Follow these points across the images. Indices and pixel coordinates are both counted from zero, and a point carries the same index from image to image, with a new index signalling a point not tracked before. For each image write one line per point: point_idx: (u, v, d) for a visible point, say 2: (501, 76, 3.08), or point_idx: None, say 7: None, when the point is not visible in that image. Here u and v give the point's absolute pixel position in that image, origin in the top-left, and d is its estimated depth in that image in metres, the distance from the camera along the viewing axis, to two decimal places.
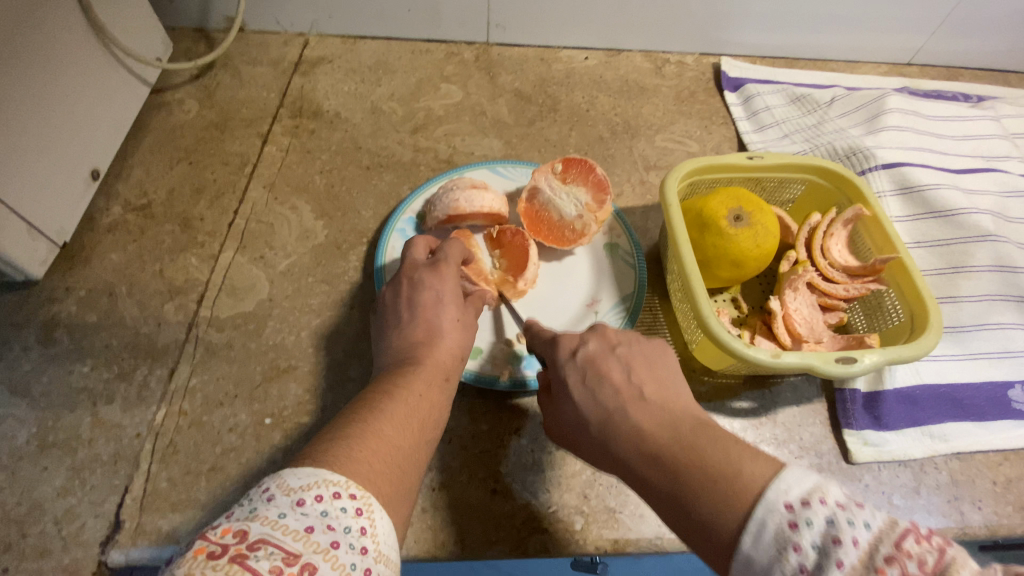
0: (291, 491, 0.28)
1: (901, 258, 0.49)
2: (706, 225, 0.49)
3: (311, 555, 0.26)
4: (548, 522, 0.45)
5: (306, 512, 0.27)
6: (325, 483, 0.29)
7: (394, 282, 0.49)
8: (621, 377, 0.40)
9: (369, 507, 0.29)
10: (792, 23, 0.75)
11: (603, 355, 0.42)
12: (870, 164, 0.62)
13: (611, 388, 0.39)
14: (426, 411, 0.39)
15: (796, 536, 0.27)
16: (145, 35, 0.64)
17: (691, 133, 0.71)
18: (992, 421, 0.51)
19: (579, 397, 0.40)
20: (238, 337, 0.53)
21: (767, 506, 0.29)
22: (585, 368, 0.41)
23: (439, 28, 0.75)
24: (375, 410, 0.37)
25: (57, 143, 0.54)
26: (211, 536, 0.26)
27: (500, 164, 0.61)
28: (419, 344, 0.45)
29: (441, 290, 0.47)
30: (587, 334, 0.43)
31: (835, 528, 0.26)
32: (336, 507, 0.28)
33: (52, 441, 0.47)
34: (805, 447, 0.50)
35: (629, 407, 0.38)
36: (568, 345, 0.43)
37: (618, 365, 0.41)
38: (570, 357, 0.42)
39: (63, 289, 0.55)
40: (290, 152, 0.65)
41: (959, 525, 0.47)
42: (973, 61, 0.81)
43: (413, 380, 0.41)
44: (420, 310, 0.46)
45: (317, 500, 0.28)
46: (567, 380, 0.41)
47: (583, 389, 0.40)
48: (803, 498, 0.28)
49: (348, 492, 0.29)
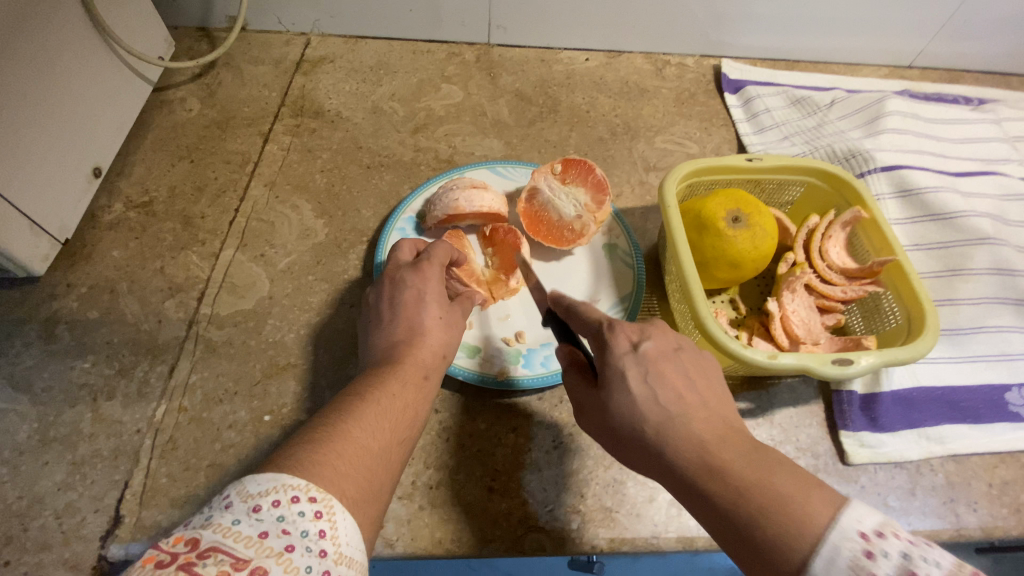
0: (249, 497, 0.28)
1: (899, 260, 0.49)
2: (704, 226, 0.50)
3: (263, 560, 0.26)
4: (545, 520, 0.45)
5: (261, 518, 0.27)
6: (284, 487, 0.29)
7: (378, 283, 0.48)
8: (684, 384, 0.37)
9: (330, 509, 0.29)
10: (792, 25, 0.75)
11: (665, 356, 0.38)
12: (869, 166, 0.62)
13: (670, 389, 0.37)
14: (399, 413, 0.39)
15: (872, 564, 0.27)
16: (148, 33, 0.65)
17: (691, 134, 0.71)
18: (988, 424, 0.51)
19: (640, 398, 0.37)
20: (238, 334, 0.53)
21: (842, 532, 0.29)
22: (646, 367, 0.37)
23: (441, 28, 0.75)
24: (346, 413, 0.37)
25: (59, 140, 0.54)
26: (162, 545, 0.25)
27: (500, 164, 0.62)
28: (401, 342, 0.44)
29: (422, 290, 0.46)
30: (648, 330, 0.40)
31: (908, 560, 0.28)
32: (294, 511, 0.28)
33: (53, 436, 0.48)
34: (802, 448, 0.50)
35: (690, 417, 0.36)
36: (628, 336, 0.39)
37: (676, 366, 0.38)
38: (631, 349, 0.38)
39: (65, 285, 0.55)
40: (291, 151, 0.66)
41: (954, 526, 0.48)
42: (973, 65, 0.81)
43: (388, 380, 0.40)
44: (401, 310, 0.46)
45: (273, 504, 0.28)
46: (624, 373, 0.37)
47: (642, 386, 0.37)
48: (877, 529, 0.29)
49: (307, 495, 0.29)
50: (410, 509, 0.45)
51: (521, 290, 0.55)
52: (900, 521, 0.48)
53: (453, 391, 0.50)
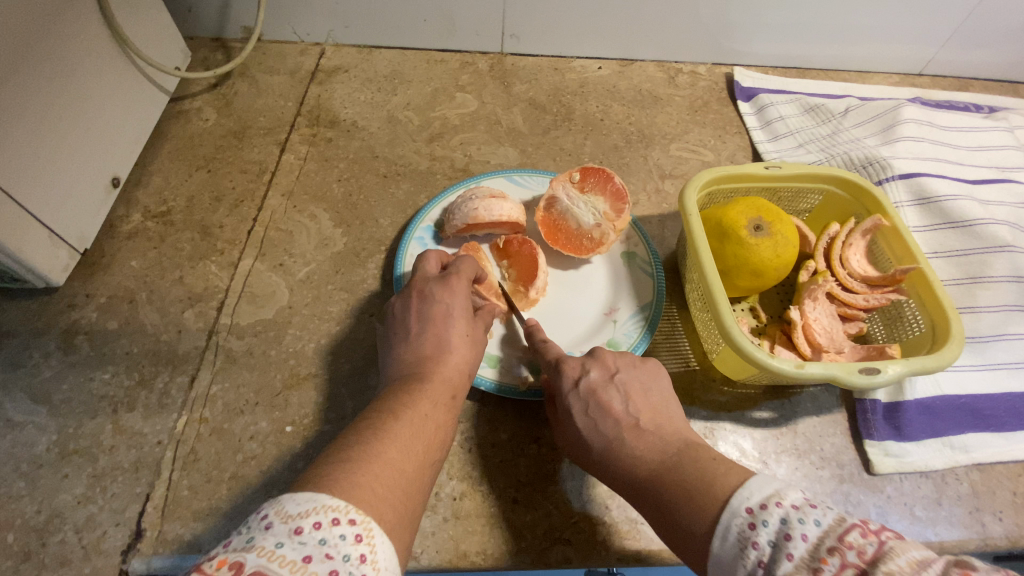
0: (290, 518, 0.28)
1: (922, 268, 0.49)
2: (725, 234, 0.50)
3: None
4: (570, 532, 0.45)
5: (304, 541, 0.27)
6: (324, 509, 0.29)
7: (403, 295, 0.48)
8: (622, 407, 0.43)
9: (369, 532, 0.29)
10: (805, 34, 0.75)
11: (604, 384, 0.44)
12: (887, 174, 0.63)
13: (608, 416, 0.42)
14: (430, 433, 0.39)
15: (753, 534, 0.31)
16: (165, 45, 0.65)
17: (706, 142, 0.71)
18: (1011, 432, 0.51)
19: (583, 427, 0.43)
20: (258, 344, 0.53)
21: (731, 512, 0.33)
22: (588, 400, 0.43)
23: (455, 37, 0.75)
24: (380, 432, 0.36)
25: (79, 151, 0.54)
26: (206, 568, 0.25)
27: (517, 173, 0.62)
28: (427, 357, 0.44)
29: (450, 305, 0.47)
30: (589, 362, 0.45)
31: (787, 525, 0.30)
32: (335, 534, 0.28)
33: (73, 449, 0.47)
34: (826, 458, 0.50)
35: (625, 436, 0.41)
36: (571, 373, 0.45)
37: (608, 391, 0.43)
38: (574, 386, 0.44)
39: (84, 295, 0.55)
40: (308, 161, 0.66)
41: (981, 537, 0.47)
42: (984, 72, 0.82)
43: (418, 399, 0.40)
44: (429, 323, 0.46)
45: (315, 527, 0.28)
46: (570, 408, 0.44)
47: (584, 416, 0.43)
48: (762, 502, 0.32)
49: (347, 517, 0.29)
50: (434, 520, 0.45)
51: (539, 301, 0.55)
52: (927, 532, 0.47)
53: (474, 401, 0.50)
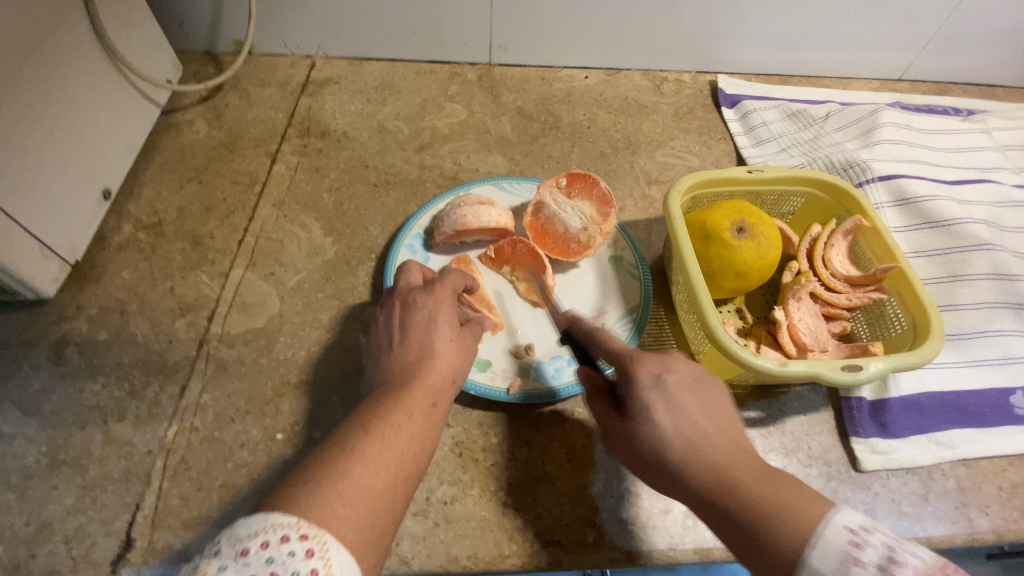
0: (237, 541, 0.29)
1: (902, 267, 0.50)
2: (709, 237, 0.50)
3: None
4: (561, 534, 0.45)
5: (248, 562, 0.28)
6: (273, 527, 0.29)
7: (388, 306, 0.49)
8: (702, 409, 0.38)
9: (322, 546, 0.29)
10: (785, 42, 0.77)
11: (686, 384, 0.39)
12: (867, 176, 0.64)
13: (689, 414, 0.37)
14: (404, 446, 0.38)
15: (858, 552, 0.29)
16: (156, 59, 0.66)
17: (691, 148, 0.73)
18: (995, 427, 0.52)
19: (661, 428, 0.37)
20: (248, 353, 0.53)
21: (831, 527, 0.30)
22: (670, 398, 0.38)
23: (444, 49, 0.76)
24: (348, 449, 0.36)
25: (70, 164, 0.55)
26: None
27: (505, 180, 0.63)
28: (409, 364, 0.44)
29: (433, 312, 0.46)
30: (671, 361, 0.39)
31: (893, 551, 0.29)
32: (284, 552, 0.28)
33: (63, 459, 0.47)
34: (814, 456, 0.50)
35: (709, 441, 0.36)
36: (649, 369, 0.39)
37: (687, 388, 0.38)
38: (654, 383, 0.38)
39: (74, 307, 0.55)
40: (299, 171, 0.67)
41: (968, 531, 0.48)
42: (962, 76, 0.84)
43: (393, 412, 0.39)
44: (411, 332, 0.46)
45: (261, 547, 0.28)
46: (645, 405, 0.38)
47: (662, 412, 0.37)
48: (863, 524, 0.30)
49: (298, 533, 0.29)
50: (425, 525, 0.45)
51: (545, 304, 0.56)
52: (915, 528, 0.48)
53: (464, 406, 0.51)
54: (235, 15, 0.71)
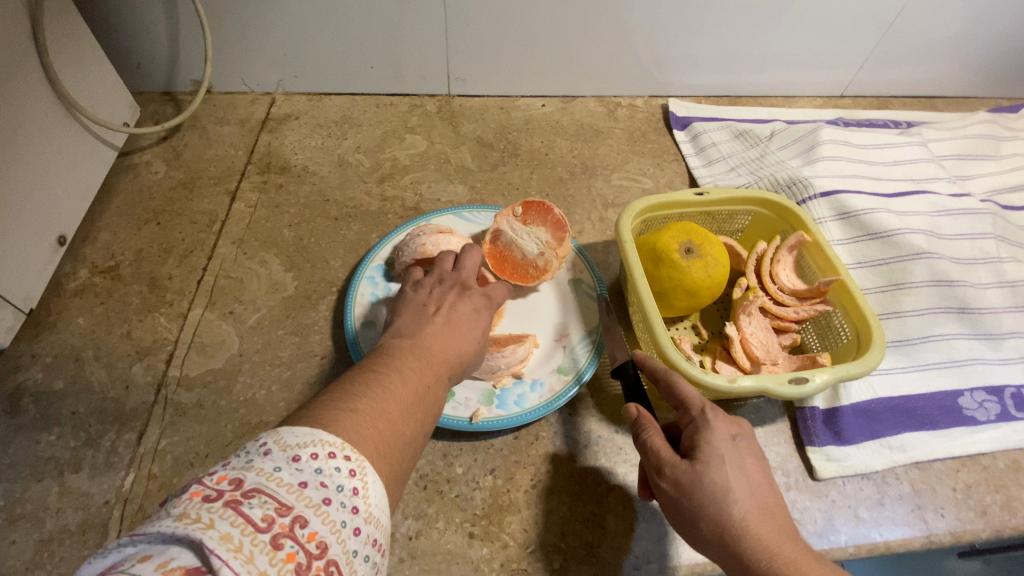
0: (288, 447, 0.28)
1: (843, 280, 0.52)
2: (659, 258, 0.52)
3: (303, 508, 0.25)
4: (527, 562, 0.46)
5: (301, 468, 0.27)
6: (321, 442, 0.29)
7: (445, 286, 0.48)
8: (761, 475, 0.39)
9: (363, 469, 0.29)
10: (731, 65, 0.80)
11: (752, 449, 0.40)
12: (809, 193, 0.66)
13: (754, 479, 0.38)
14: (427, 401, 0.37)
15: None
16: (113, 102, 0.66)
17: (645, 170, 0.75)
18: (945, 429, 0.54)
19: (731, 488, 0.37)
20: (208, 395, 0.53)
21: None
22: (741, 461, 0.39)
23: (403, 82, 0.78)
24: (380, 389, 0.35)
25: (23, 213, 0.54)
26: (207, 482, 0.26)
27: (465, 210, 0.64)
28: (443, 337, 0.42)
29: (478, 309, 0.46)
30: (735, 426, 0.41)
31: None
32: (331, 466, 0.28)
33: (19, 514, 0.46)
34: (773, 467, 0.52)
35: (766, 512, 0.37)
36: (723, 429, 0.40)
37: (753, 449, 0.40)
38: (730, 441, 0.39)
39: (29, 355, 0.54)
40: (258, 208, 0.67)
41: (924, 533, 0.50)
42: (899, 90, 0.88)
43: (422, 367, 0.38)
44: (455, 311, 0.45)
45: (312, 457, 0.28)
46: (724, 457, 0.38)
47: (735, 468, 0.38)
48: None
49: (342, 453, 0.29)
50: (391, 562, 0.45)
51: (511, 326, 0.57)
52: (872, 533, 0.49)
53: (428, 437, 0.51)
54: (193, 56, 0.72)
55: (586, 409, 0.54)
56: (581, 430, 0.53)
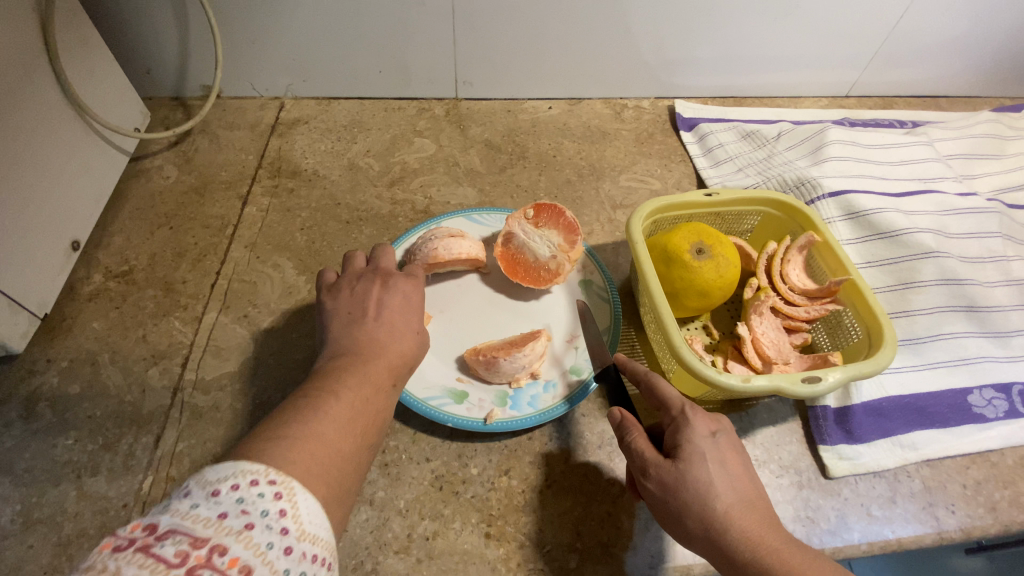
0: (207, 483, 0.28)
1: (853, 279, 0.52)
2: (670, 259, 0.52)
3: (221, 538, 0.26)
4: (543, 561, 0.46)
5: (220, 500, 0.27)
6: (243, 472, 0.29)
7: (365, 280, 0.48)
8: (742, 470, 0.39)
9: (290, 490, 0.29)
10: (736, 66, 0.81)
11: (732, 445, 0.40)
12: (817, 193, 0.67)
13: (736, 475, 0.39)
14: (368, 417, 0.37)
15: None
16: (124, 109, 0.67)
17: (653, 172, 0.76)
18: (955, 426, 0.54)
19: (709, 484, 0.38)
20: (223, 398, 0.53)
21: None
22: (722, 457, 0.39)
23: (411, 86, 0.79)
24: (315, 411, 0.35)
25: (37, 220, 0.55)
26: (118, 533, 0.26)
27: (476, 212, 0.64)
28: (373, 339, 0.42)
29: (409, 299, 0.47)
30: (714, 423, 0.41)
31: None
32: (254, 493, 0.28)
33: (37, 518, 0.47)
34: (786, 466, 0.52)
35: (749, 508, 0.38)
36: (704, 427, 0.40)
37: (734, 444, 0.40)
38: (710, 438, 0.40)
39: (44, 360, 0.55)
40: (270, 212, 0.67)
41: (936, 530, 0.50)
42: (905, 90, 0.89)
43: (358, 382, 0.38)
44: (387, 311, 0.45)
45: (233, 488, 0.28)
46: (705, 455, 0.39)
47: (716, 464, 0.39)
48: None
49: (267, 478, 0.29)
50: (408, 563, 0.45)
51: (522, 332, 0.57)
52: (885, 530, 0.50)
53: (442, 439, 0.51)
54: (202, 60, 0.72)
55: (598, 410, 0.54)
56: (595, 430, 0.53)
